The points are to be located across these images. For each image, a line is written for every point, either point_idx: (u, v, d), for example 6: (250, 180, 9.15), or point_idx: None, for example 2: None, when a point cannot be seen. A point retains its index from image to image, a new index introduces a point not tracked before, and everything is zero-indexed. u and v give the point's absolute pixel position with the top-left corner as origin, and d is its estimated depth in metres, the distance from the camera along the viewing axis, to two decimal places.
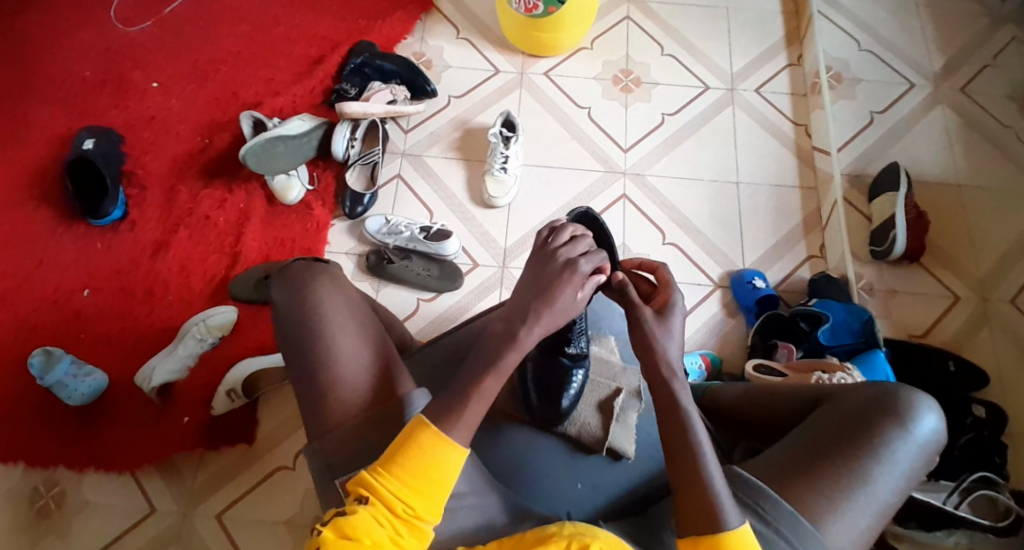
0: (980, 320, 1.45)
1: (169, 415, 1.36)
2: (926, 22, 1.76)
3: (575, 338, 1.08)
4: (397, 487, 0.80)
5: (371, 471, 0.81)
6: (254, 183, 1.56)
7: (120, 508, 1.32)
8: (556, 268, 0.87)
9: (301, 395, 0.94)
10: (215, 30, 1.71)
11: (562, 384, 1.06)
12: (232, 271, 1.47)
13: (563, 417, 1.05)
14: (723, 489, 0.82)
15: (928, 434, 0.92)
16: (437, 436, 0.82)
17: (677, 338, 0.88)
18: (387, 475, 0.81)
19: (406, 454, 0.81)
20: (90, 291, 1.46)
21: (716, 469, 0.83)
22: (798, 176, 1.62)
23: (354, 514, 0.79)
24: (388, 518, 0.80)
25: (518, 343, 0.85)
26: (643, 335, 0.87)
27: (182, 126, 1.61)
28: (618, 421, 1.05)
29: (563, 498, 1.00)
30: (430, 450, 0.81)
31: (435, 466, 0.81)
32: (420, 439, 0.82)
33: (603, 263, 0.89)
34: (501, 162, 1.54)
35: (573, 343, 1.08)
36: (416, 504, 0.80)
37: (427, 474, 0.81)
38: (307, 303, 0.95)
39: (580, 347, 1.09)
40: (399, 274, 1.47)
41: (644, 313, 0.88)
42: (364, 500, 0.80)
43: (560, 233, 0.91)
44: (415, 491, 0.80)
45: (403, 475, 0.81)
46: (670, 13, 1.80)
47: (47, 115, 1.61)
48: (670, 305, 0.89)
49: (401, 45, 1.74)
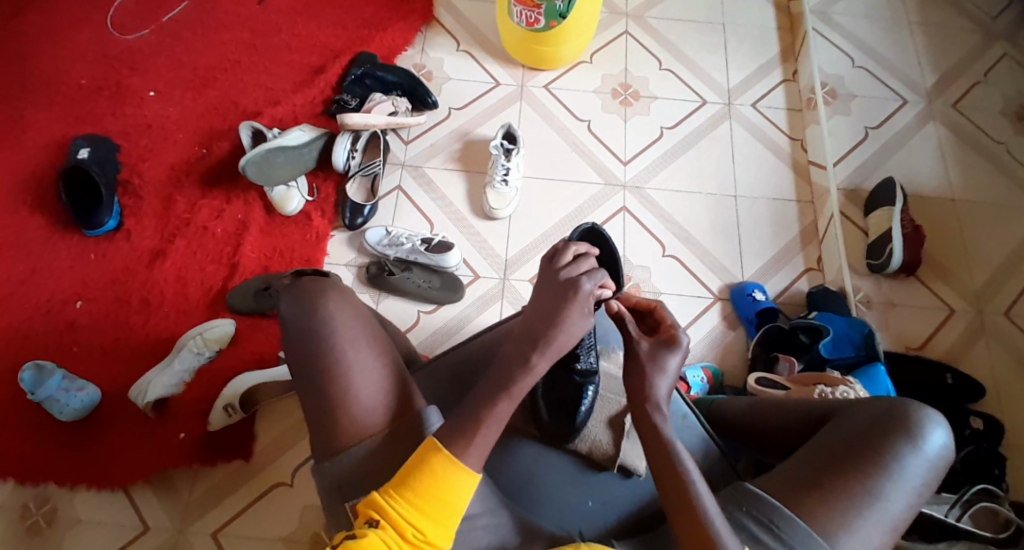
0: (975, 332, 1.48)
1: (164, 430, 1.33)
2: (918, 38, 1.79)
3: (582, 353, 1.08)
4: (408, 511, 0.79)
5: (383, 494, 0.80)
6: (252, 193, 1.54)
7: (113, 526, 1.29)
8: (561, 287, 0.88)
9: (309, 412, 0.92)
10: (213, 38, 1.70)
11: (575, 399, 1.06)
12: (229, 282, 1.45)
13: (575, 432, 1.04)
14: (718, 512, 0.83)
15: (936, 450, 0.92)
16: (451, 462, 0.81)
17: (672, 375, 0.89)
18: (399, 499, 0.80)
19: (419, 478, 0.80)
20: (83, 302, 1.43)
21: (707, 495, 0.84)
22: (795, 190, 1.64)
23: (363, 537, 0.78)
24: (398, 542, 0.79)
25: (534, 368, 0.85)
26: (638, 368, 0.90)
27: (180, 134, 1.59)
28: (628, 436, 1.04)
29: (573, 512, 1.00)
30: (442, 473, 0.80)
31: (448, 493, 0.80)
32: (433, 464, 0.81)
33: (605, 281, 0.90)
34: (502, 173, 1.53)
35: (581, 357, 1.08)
36: (427, 529, 0.79)
37: (439, 499, 0.80)
38: (316, 317, 0.94)
39: (589, 362, 1.08)
40: (400, 286, 1.46)
41: (641, 344, 0.91)
42: (374, 523, 0.79)
43: (562, 253, 0.92)
44: (426, 515, 0.80)
45: (413, 498, 0.80)
46: (669, 28, 1.82)
47: (40, 121, 1.58)
48: (672, 342, 0.91)
49: (402, 56, 1.73)
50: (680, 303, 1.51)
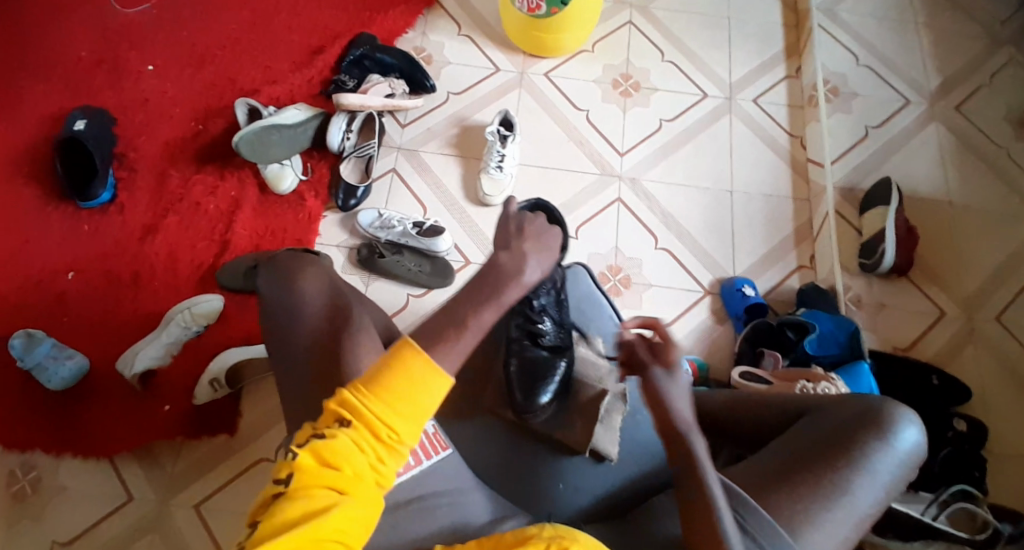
0: (965, 337, 1.47)
1: (151, 403, 1.34)
2: (925, 39, 1.78)
3: (550, 333, 1.13)
4: (382, 410, 0.69)
5: (353, 390, 0.70)
6: (246, 171, 1.54)
7: (97, 496, 1.30)
8: (530, 228, 0.81)
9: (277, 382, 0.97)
10: (214, 16, 1.70)
11: (540, 374, 1.08)
12: (220, 258, 1.46)
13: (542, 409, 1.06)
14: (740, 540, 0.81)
15: (908, 447, 0.93)
16: (428, 362, 0.71)
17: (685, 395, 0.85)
18: (372, 396, 0.69)
19: (392, 375, 0.70)
20: (74, 274, 1.43)
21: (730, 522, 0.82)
22: (792, 187, 1.63)
23: (333, 439, 0.69)
24: (371, 445, 0.69)
25: (525, 281, 0.78)
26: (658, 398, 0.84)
27: (177, 110, 1.59)
28: (602, 422, 1.03)
29: (546, 496, 1.00)
30: (419, 369, 0.70)
31: (423, 394, 0.70)
32: (408, 362, 0.70)
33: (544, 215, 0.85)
34: (497, 161, 1.54)
35: (548, 334, 1.13)
36: (400, 432, 0.69)
37: (412, 399, 0.70)
38: (289, 289, 0.99)
39: (559, 341, 1.13)
40: (391, 269, 1.46)
41: (653, 371, 0.85)
42: (344, 424, 0.69)
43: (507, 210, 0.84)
44: (402, 415, 0.69)
45: (388, 397, 0.69)
46: (672, 20, 1.80)
47: (39, 93, 1.59)
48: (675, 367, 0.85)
49: (402, 38, 1.73)
50: (671, 297, 1.51)
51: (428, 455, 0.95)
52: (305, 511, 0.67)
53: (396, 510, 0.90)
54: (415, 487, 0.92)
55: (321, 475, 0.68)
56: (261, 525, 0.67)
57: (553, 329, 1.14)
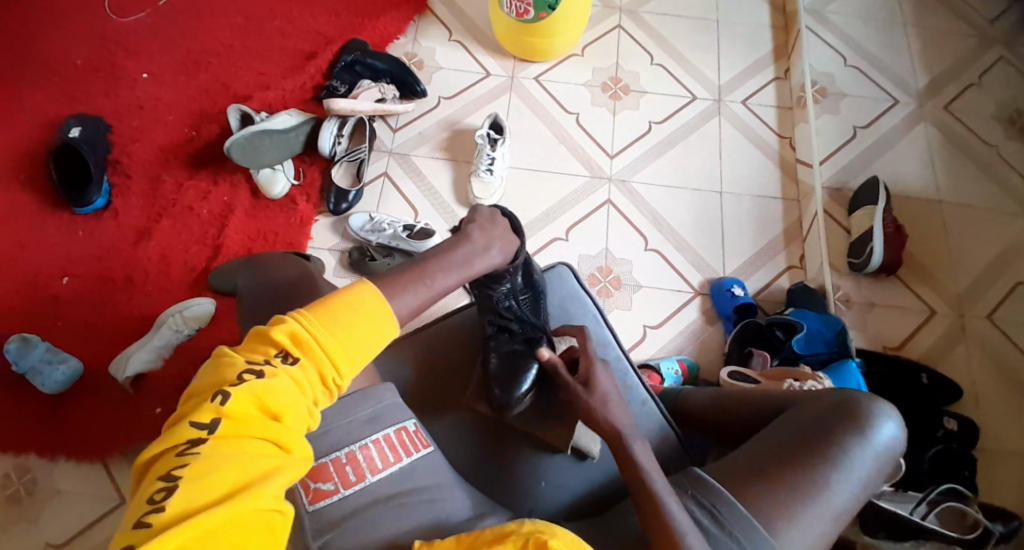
0: (955, 335, 1.47)
1: (141, 405, 1.35)
2: (913, 39, 1.79)
3: (523, 328, 1.11)
4: (328, 347, 0.71)
5: (296, 327, 0.71)
6: (239, 175, 1.56)
7: (89, 498, 1.31)
8: (499, 221, 1.02)
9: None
10: (207, 23, 1.72)
11: (521, 367, 1.08)
12: (212, 262, 1.47)
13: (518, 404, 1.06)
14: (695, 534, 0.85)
15: (886, 442, 0.96)
16: (381, 306, 0.76)
17: (609, 399, 0.95)
18: (320, 333, 0.71)
19: (339, 313, 0.73)
20: (69, 278, 1.45)
21: (683, 516, 0.86)
22: (781, 188, 1.64)
23: (274, 376, 0.67)
24: (310, 387, 0.70)
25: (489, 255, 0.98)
26: (585, 408, 0.94)
27: (170, 116, 1.61)
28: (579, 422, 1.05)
29: (529, 493, 1.04)
30: (364, 309, 0.74)
31: (367, 335, 0.73)
32: (357, 300, 0.75)
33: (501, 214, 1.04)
34: (487, 164, 1.55)
35: (519, 327, 1.12)
36: (344, 375, 0.71)
37: (358, 342, 0.73)
38: (273, 293, 1.04)
39: (535, 335, 1.11)
40: (381, 272, 1.47)
41: (574, 387, 0.96)
42: (287, 363, 0.69)
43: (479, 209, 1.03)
44: (345, 356, 0.71)
45: (333, 335, 0.71)
46: (662, 23, 1.82)
47: (35, 100, 1.61)
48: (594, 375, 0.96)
49: (394, 44, 1.75)
50: (660, 298, 1.52)
51: (408, 452, 0.96)
52: (240, 461, 0.63)
53: (376, 505, 0.90)
54: (395, 483, 0.93)
55: (255, 421, 0.65)
56: (187, 478, 0.60)
57: (527, 322, 1.12)
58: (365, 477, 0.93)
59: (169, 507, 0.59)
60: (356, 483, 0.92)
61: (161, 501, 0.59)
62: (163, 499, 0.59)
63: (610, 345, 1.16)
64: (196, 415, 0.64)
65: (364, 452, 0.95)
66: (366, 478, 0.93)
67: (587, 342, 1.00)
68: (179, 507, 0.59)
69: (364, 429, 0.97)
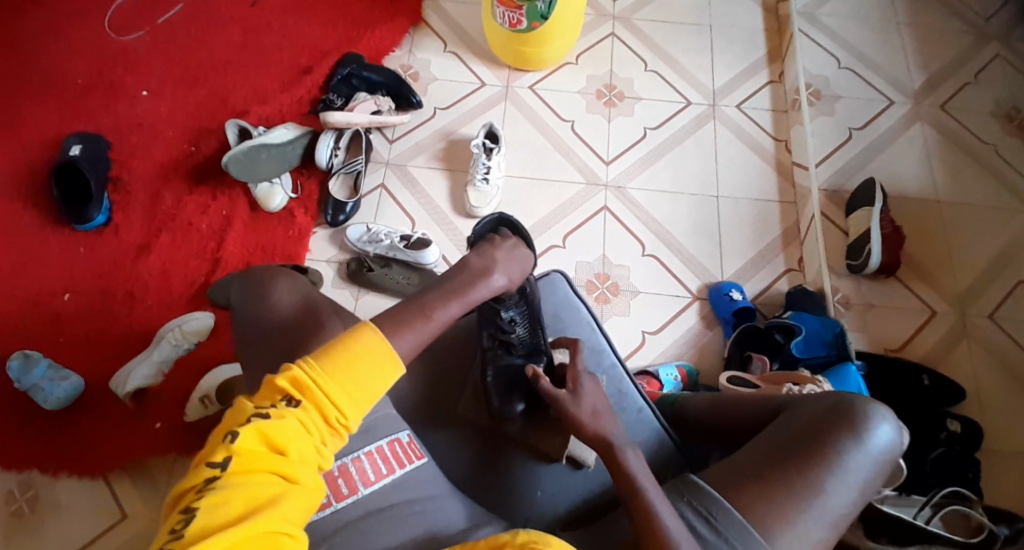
0: (958, 335, 1.46)
1: (142, 420, 1.36)
2: (908, 39, 1.79)
3: (522, 341, 1.13)
4: (334, 389, 0.72)
5: (305, 368, 0.72)
6: (237, 190, 1.57)
7: (92, 513, 1.31)
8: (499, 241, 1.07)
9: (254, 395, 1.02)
10: (206, 40, 1.74)
11: (518, 380, 1.09)
12: (211, 276, 1.48)
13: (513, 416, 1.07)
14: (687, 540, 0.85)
15: (883, 444, 0.95)
16: (388, 347, 0.76)
17: (597, 409, 0.94)
18: (323, 376, 0.72)
19: (346, 356, 0.74)
20: (70, 294, 1.46)
21: (675, 524, 0.86)
22: (778, 190, 1.63)
23: (282, 417, 0.69)
24: (318, 427, 0.71)
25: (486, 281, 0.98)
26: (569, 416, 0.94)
27: (170, 132, 1.63)
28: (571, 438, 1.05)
29: (525, 503, 1.04)
30: (373, 353, 0.75)
31: (375, 377, 0.74)
32: (361, 343, 0.75)
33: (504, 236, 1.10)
34: (483, 172, 1.56)
35: (520, 342, 1.13)
36: (351, 415, 0.73)
37: (364, 385, 0.74)
38: (268, 306, 1.04)
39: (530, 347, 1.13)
40: (379, 282, 1.48)
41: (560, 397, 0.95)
42: (293, 403, 0.71)
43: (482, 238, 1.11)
44: (351, 397, 0.73)
45: (341, 377, 0.73)
46: (656, 29, 1.83)
47: (36, 119, 1.63)
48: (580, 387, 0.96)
49: (389, 57, 1.76)
50: (658, 303, 1.51)
51: (401, 464, 0.96)
52: (251, 493, 0.66)
53: (368, 518, 0.91)
54: (389, 494, 0.94)
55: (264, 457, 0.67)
56: (202, 510, 0.63)
57: (525, 336, 1.14)
58: (357, 489, 0.93)
59: (188, 534, 0.62)
60: (349, 496, 0.93)
61: (180, 530, 0.62)
62: (183, 528, 0.62)
63: (605, 352, 1.17)
64: (211, 453, 0.67)
65: (356, 465, 0.95)
66: (359, 491, 0.93)
67: (578, 355, 1.01)
68: (197, 532, 0.62)
69: (357, 441, 0.97)
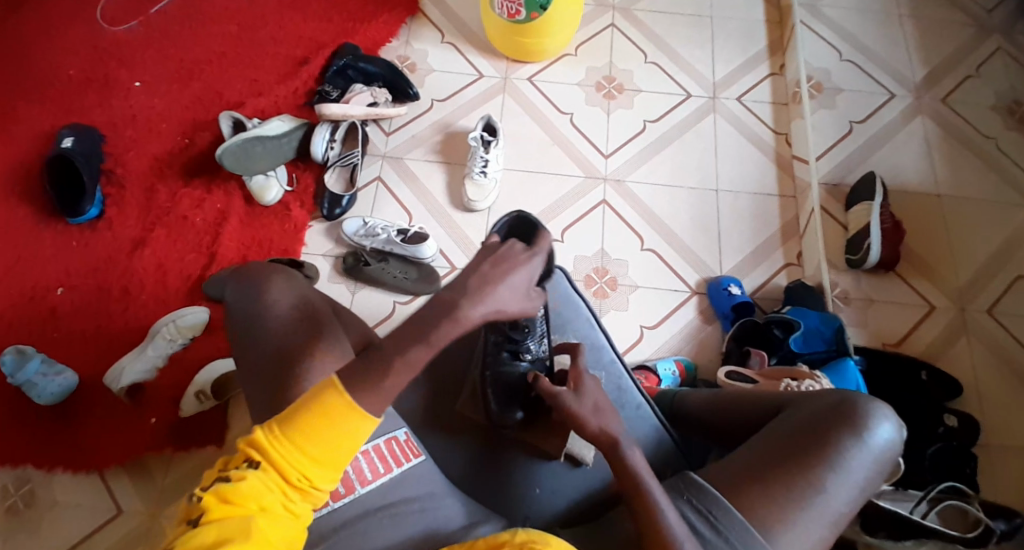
0: (956, 330, 1.46)
1: (139, 415, 1.35)
2: (909, 32, 1.77)
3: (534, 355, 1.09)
4: (293, 452, 0.70)
5: (266, 430, 0.71)
6: (233, 183, 1.56)
7: (89, 508, 1.31)
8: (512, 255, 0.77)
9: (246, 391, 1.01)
10: (200, 31, 1.72)
11: (518, 387, 1.07)
12: (207, 270, 1.47)
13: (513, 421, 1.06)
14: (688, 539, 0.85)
15: (884, 444, 0.95)
16: (350, 402, 0.71)
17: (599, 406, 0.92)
18: (281, 440, 0.71)
19: (307, 417, 0.71)
20: (65, 289, 1.45)
21: (679, 521, 0.86)
22: (778, 184, 1.62)
23: (242, 479, 0.70)
24: (283, 487, 0.71)
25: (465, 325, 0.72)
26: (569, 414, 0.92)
27: (164, 125, 1.61)
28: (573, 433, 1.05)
29: (523, 501, 1.04)
30: (337, 415, 0.70)
31: (340, 439, 0.71)
32: (322, 400, 0.71)
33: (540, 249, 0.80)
34: (481, 165, 1.54)
35: (532, 355, 1.09)
36: (315, 474, 0.71)
37: (329, 446, 0.71)
38: (264, 304, 1.03)
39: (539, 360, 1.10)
40: (377, 276, 1.46)
41: (560, 394, 0.93)
42: (254, 464, 0.71)
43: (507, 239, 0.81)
44: (313, 459, 0.71)
45: (301, 439, 0.70)
46: (655, 21, 1.81)
47: (29, 112, 1.61)
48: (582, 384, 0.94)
49: (386, 48, 1.74)
50: (657, 298, 1.51)
51: (399, 462, 0.96)
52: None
53: (364, 518, 0.91)
54: (387, 493, 0.93)
55: (226, 518, 0.68)
56: None
57: (539, 351, 1.10)
58: (354, 489, 0.92)
59: None
60: (346, 496, 0.92)
61: None
62: None
63: (604, 349, 1.17)
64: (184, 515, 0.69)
65: (353, 464, 0.94)
66: (356, 491, 0.92)
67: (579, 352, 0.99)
68: None
69: None
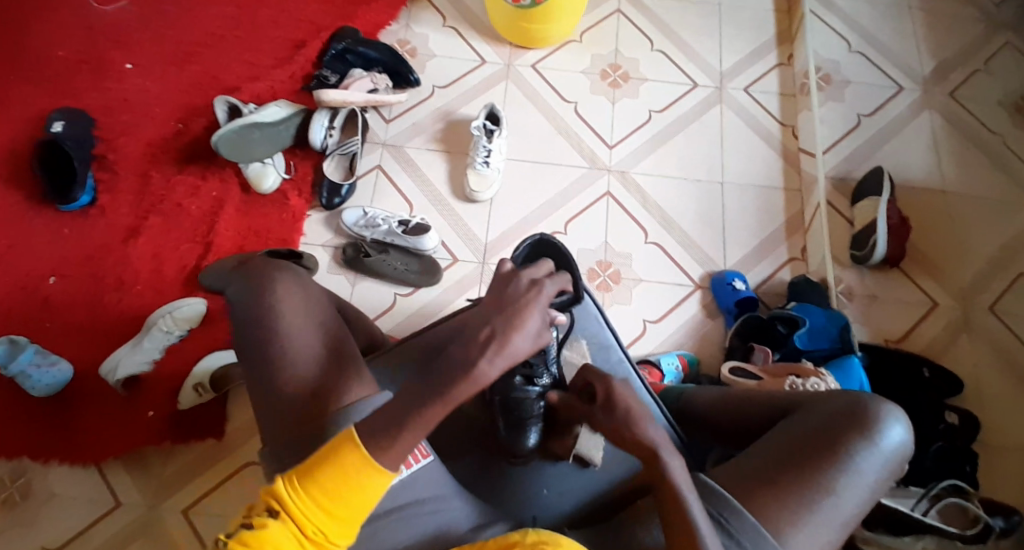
0: (959, 328, 1.45)
1: (135, 408, 1.33)
2: (919, 25, 1.74)
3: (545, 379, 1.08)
4: (313, 505, 0.72)
5: (286, 482, 0.73)
6: (228, 170, 1.52)
7: (85, 502, 1.29)
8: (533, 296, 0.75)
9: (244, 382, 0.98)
10: (194, 11, 1.66)
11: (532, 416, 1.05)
12: (203, 260, 1.43)
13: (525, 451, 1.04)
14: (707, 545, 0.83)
15: (894, 446, 0.94)
16: (366, 457, 0.73)
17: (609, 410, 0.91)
18: (300, 492, 0.72)
19: (326, 469, 0.73)
20: (57, 278, 1.41)
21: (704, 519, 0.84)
22: (784, 178, 1.60)
23: (263, 527, 0.71)
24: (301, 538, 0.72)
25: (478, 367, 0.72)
26: None
27: (157, 109, 1.57)
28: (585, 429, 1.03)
29: (530, 501, 1.03)
30: (355, 468, 0.73)
31: (357, 493, 0.73)
32: (340, 455, 0.73)
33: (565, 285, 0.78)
34: (484, 156, 1.51)
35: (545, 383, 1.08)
36: (331, 528, 0.73)
37: (346, 501, 0.73)
38: (264, 297, 0.98)
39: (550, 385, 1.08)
40: (377, 268, 1.44)
41: None
42: (275, 514, 0.72)
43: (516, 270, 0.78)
44: (330, 514, 0.72)
45: (321, 491, 0.72)
46: (662, 8, 1.77)
47: (17, 94, 1.56)
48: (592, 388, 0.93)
49: (386, 31, 1.70)
50: (660, 293, 1.49)
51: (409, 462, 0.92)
52: None
53: (370, 522, 0.89)
54: (395, 496, 0.91)
55: None
56: None
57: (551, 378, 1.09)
58: None
59: None
60: None
61: None
62: None
63: (610, 349, 1.15)
64: None
65: None
66: None
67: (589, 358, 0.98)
68: None
69: None
